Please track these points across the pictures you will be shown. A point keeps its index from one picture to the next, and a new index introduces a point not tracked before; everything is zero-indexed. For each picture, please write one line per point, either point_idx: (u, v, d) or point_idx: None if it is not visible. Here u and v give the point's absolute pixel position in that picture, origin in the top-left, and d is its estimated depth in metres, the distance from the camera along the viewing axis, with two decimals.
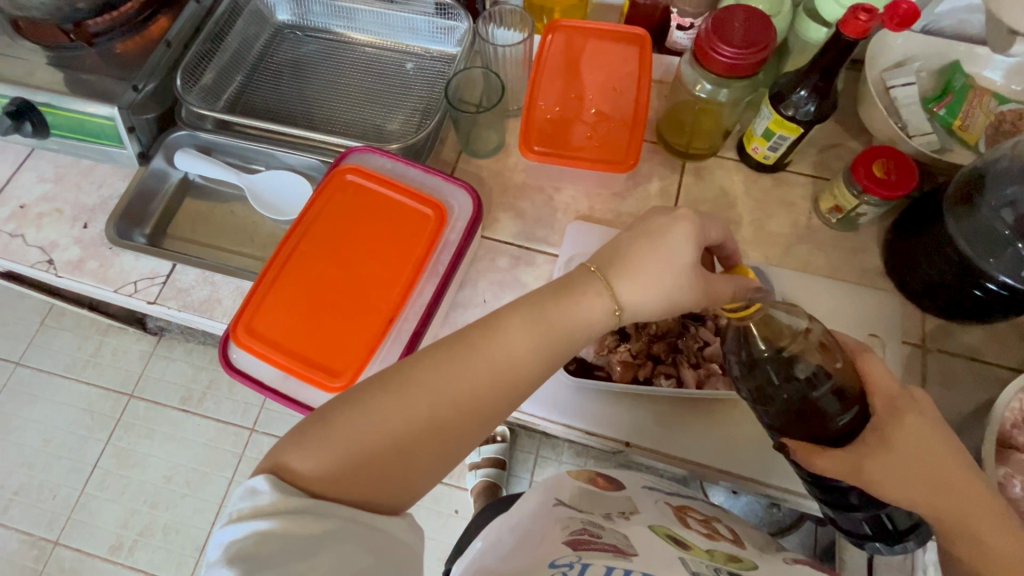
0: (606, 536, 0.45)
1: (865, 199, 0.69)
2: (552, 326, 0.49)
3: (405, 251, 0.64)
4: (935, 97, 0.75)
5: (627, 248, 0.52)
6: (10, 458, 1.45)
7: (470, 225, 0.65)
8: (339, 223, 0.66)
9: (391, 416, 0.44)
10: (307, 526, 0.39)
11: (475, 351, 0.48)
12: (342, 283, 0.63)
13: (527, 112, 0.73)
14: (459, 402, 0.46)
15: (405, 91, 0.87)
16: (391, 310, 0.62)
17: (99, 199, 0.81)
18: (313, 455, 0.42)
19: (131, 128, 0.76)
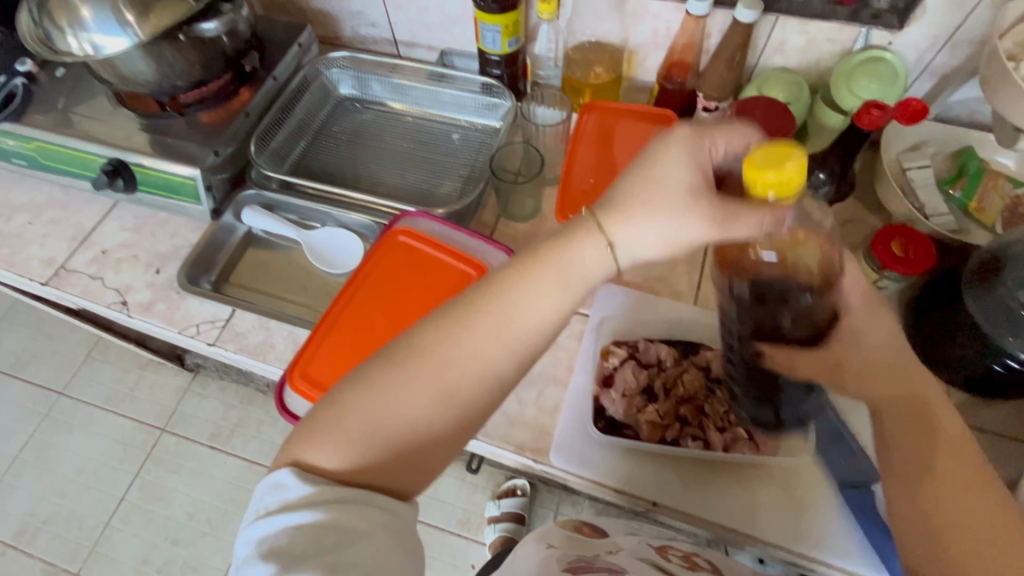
0: (598, 562, 0.53)
1: (884, 274, 0.72)
2: (546, 284, 0.49)
3: None
4: (951, 179, 0.79)
5: (626, 189, 0.50)
6: (44, 485, 1.50)
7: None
8: (388, 279, 0.72)
9: (394, 399, 0.45)
10: (342, 515, 0.42)
11: (470, 317, 0.48)
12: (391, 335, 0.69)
13: (564, 184, 0.82)
14: (460, 375, 0.47)
15: (451, 159, 0.96)
16: None
17: (171, 247, 0.90)
18: (331, 450, 0.44)
19: (208, 187, 0.86)
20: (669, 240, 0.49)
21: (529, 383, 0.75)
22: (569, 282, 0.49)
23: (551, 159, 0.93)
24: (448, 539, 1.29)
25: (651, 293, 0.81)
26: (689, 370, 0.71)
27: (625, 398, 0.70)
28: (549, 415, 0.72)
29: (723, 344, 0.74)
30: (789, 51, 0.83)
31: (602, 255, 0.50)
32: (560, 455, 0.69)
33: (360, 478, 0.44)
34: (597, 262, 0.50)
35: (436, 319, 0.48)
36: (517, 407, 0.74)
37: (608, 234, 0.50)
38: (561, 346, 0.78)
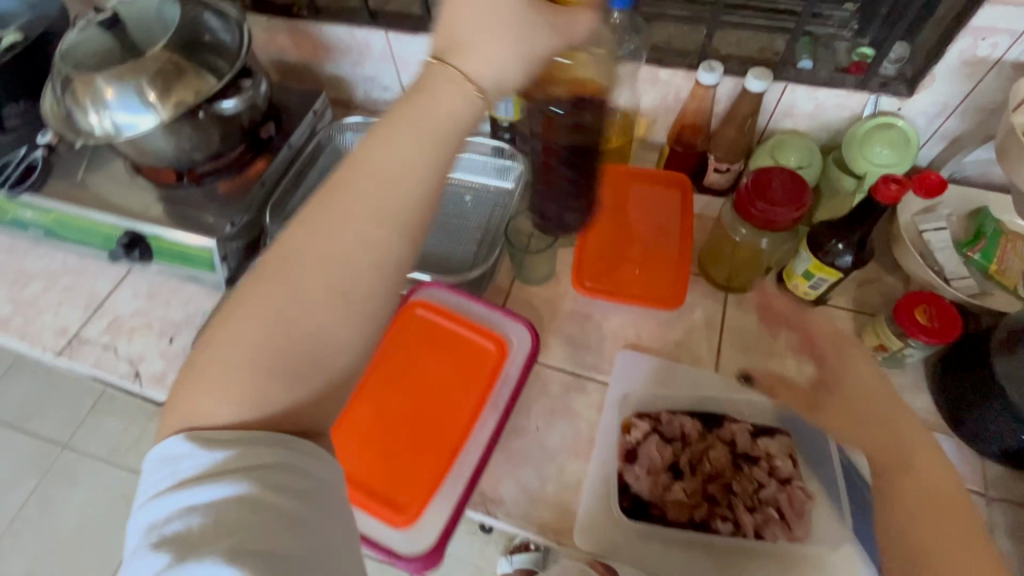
0: None
1: (908, 341, 0.71)
2: (423, 141, 0.44)
3: (467, 384, 0.69)
4: (968, 242, 0.78)
5: (456, 17, 0.45)
6: (46, 541, 1.47)
7: (528, 359, 0.70)
8: (406, 356, 0.72)
9: (279, 311, 0.40)
10: (244, 490, 0.36)
11: (361, 193, 0.42)
12: (413, 414, 0.68)
13: (579, 250, 0.82)
14: (356, 270, 0.41)
15: (463, 221, 0.96)
16: (454, 444, 0.66)
17: (185, 315, 0.90)
18: (225, 398, 0.39)
19: (224, 257, 0.86)
20: (516, 61, 0.46)
21: (550, 457, 0.73)
22: (446, 137, 0.45)
23: None
24: None
25: (670, 359, 0.79)
26: (714, 446, 0.69)
27: (648, 475, 0.69)
28: (571, 491, 0.70)
29: (747, 414, 0.73)
30: (799, 115, 0.84)
31: (457, 96, 0.45)
32: (585, 538, 0.67)
33: (272, 412, 0.40)
34: (449, 121, 0.45)
35: (320, 204, 0.42)
36: (537, 484, 0.72)
37: (444, 72, 0.45)
38: (580, 417, 0.76)
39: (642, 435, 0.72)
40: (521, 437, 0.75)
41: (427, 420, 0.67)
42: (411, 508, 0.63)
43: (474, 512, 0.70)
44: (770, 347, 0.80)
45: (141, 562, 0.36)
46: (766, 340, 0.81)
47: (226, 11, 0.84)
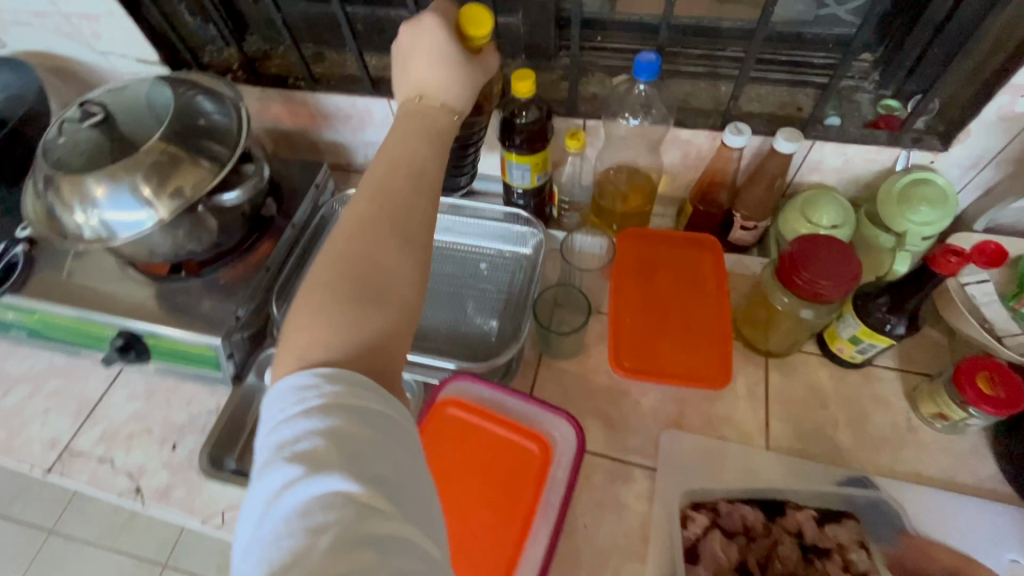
0: None
1: (971, 410, 0.68)
2: (427, 134, 0.57)
3: (512, 493, 0.64)
4: (1013, 294, 0.75)
5: (428, 63, 0.60)
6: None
7: (575, 460, 0.64)
8: (441, 463, 0.66)
9: (347, 256, 0.47)
10: (357, 423, 0.38)
11: (386, 175, 0.53)
12: (459, 531, 0.62)
13: (613, 325, 0.78)
14: (400, 204, 0.51)
15: (480, 293, 0.90)
16: (505, 567, 0.60)
17: (188, 417, 0.83)
18: (314, 329, 0.43)
19: (230, 355, 0.79)
20: (456, 69, 0.60)
21: (602, 560, 0.68)
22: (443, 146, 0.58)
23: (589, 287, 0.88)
24: None
25: (718, 438, 0.75)
26: (783, 541, 0.65)
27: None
28: None
29: (810, 500, 0.68)
30: (827, 170, 0.81)
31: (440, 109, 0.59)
32: None
33: (358, 345, 0.43)
34: (445, 118, 0.60)
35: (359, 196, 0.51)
36: None
37: (418, 119, 0.58)
38: (630, 510, 0.71)
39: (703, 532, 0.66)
40: (569, 539, 0.69)
41: (476, 535, 0.62)
42: None
43: None
44: (819, 416, 0.76)
45: (271, 477, 0.37)
46: (814, 409, 0.77)
47: (221, 92, 0.79)
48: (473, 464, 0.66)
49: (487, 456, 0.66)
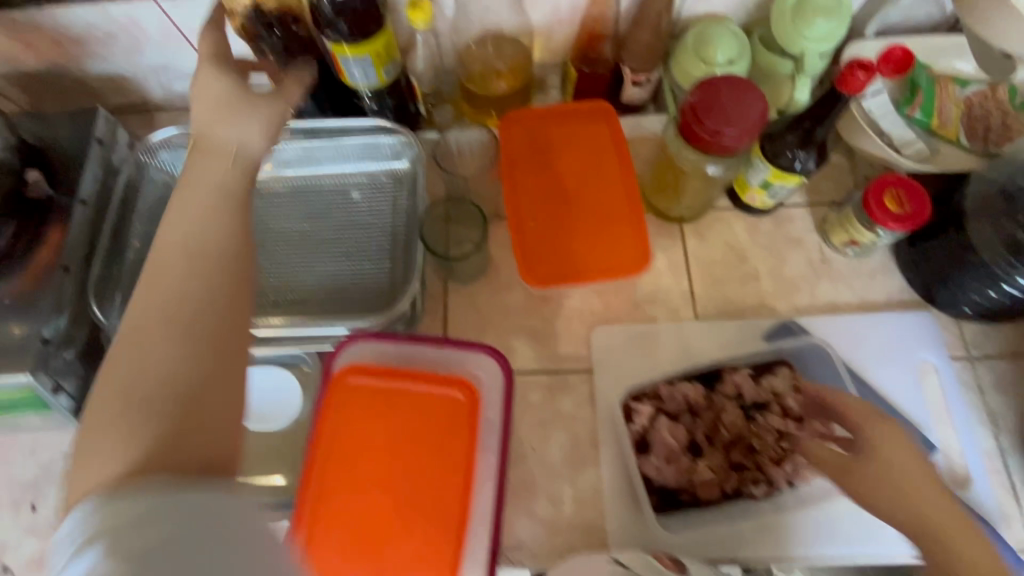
0: None
1: (878, 231, 0.67)
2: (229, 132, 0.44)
3: (446, 448, 0.57)
4: (907, 99, 0.72)
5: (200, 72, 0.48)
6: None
7: (506, 398, 0.58)
8: (356, 441, 0.57)
9: (143, 303, 0.36)
10: (135, 519, 0.27)
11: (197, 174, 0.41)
12: (395, 511, 0.55)
13: (516, 234, 0.67)
14: (221, 218, 0.40)
15: (361, 228, 0.76)
16: (456, 532, 0.54)
17: (38, 468, 0.66)
18: (108, 408, 0.33)
19: (55, 388, 0.62)
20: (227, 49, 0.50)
21: (556, 477, 0.65)
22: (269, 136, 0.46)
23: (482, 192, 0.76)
24: None
25: (648, 321, 0.71)
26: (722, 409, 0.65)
27: (664, 465, 0.63)
28: (591, 507, 0.64)
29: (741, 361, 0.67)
30: None
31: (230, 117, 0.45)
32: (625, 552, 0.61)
33: (160, 411, 0.32)
34: (222, 106, 0.46)
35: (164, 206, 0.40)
36: (553, 511, 0.64)
37: (214, 119, 0.45)
38: (574, 418, 0.67)
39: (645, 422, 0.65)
40: (518, 466, 0.65)
41: (415, 506, 0.55)
42: None
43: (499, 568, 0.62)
44: (739, 271, 0.74)
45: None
46: (734, 265, 0.74)
47: None
48: (394, 433, 0.57)
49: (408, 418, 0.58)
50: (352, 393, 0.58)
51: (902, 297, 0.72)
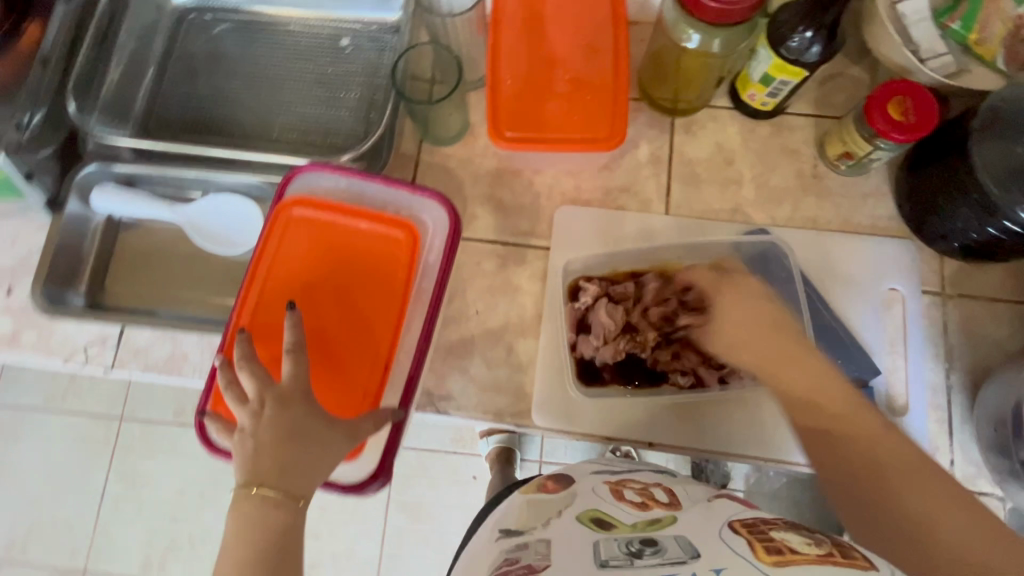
0: (528, 552, 0.49)
1: (878, 143, 0.62)
2: (280, 472, 0.47)
3: (382, 281, 0.60)
4: (948, 8, 0.64)
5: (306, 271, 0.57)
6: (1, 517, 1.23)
7: (449, 243, 0.60)
8: (296, 263, 0.60)
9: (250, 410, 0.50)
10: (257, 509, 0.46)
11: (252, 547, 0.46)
12: (319, 337, 0.58)
13: (492, 90, 0.65)
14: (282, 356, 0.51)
15: (345, 75, 0.74)
16: (381, 356, 0.57)
17: (15, 257, 0.70)
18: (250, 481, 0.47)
19: (28, 175, 0.65)
20: None
21: (496, 341, 0.66)
22: (330, 446, 0.50)
23: (471, 56, 0.73)
24: (446, 460, 1.24)
25: (616, 210, 0.69)
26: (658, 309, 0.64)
27: (592, 343, 0.64)
28: (523, 373, 0.65)
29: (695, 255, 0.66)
30: None
31: (280, 476, 0.47)
32: (545, 414, 0.64)
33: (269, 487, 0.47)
34: None
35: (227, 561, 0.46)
36: (486, 371, 0.65)
37: (244, 427, 0.49)
38: (524, 290, 0.67)
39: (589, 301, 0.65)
40: (460, 326, 0.66)
41: (347, 330, 0.58)
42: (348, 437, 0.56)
43: (424, 412, 0.64)
44: (723, 174, 0.70)
45: None
46: (719, 167, 0.71)
47: None
48: (331, 275, 0.60)
49: (342, 255, 0.60)
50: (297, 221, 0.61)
51: (889, 225, 0.68)
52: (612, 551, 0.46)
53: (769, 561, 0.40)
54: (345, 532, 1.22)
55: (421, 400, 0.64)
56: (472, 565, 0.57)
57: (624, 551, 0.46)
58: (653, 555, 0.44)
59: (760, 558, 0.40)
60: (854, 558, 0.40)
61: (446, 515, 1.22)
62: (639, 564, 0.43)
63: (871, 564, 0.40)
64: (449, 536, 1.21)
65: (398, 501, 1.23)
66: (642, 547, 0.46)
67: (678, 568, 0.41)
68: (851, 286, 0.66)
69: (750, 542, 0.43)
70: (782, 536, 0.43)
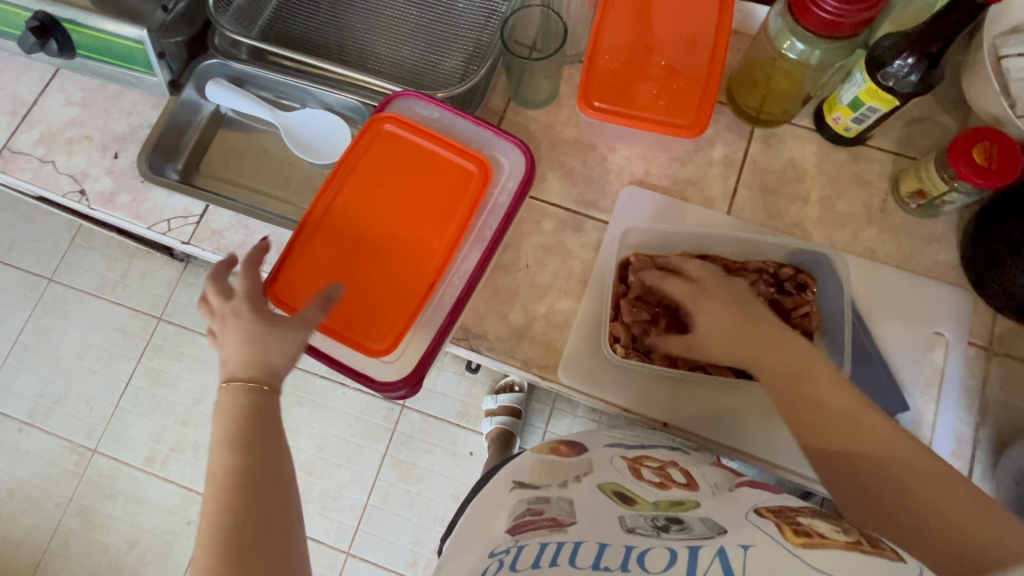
0: (551, 508, 0.52)
1: (955, 185, 0.62)
2: (250, 365, 0.52)
3: (448, 207, 0.65)
4: None
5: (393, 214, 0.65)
6: (31, 383, 1.32)
7: (519, 187, 0.65)
8: (378, 174, 0.66)
9: (231, 356, 0.53)
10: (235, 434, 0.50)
11: (234, 428, 0.50)
12: (387, 240, 0.64)
13: (589, 62, 0.68)
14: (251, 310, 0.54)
15: (453, 27, 0.77)
16: (433, 275, 0.62)
17: (129, 127, 0.77)
18: (227, 414, 0.51)
19: (161, 54, 0.71)
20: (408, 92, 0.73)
21: (539, 295, 0.69)
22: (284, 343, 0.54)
23: (575, 31, 0.77)
24: (448, 430, 1.27)
25: (681, 200, 0.72)
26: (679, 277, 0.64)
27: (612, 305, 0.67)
28: (558, 330, 0.68)
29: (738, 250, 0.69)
30: None
31: (254, 370, 0.52)
32: (569, 372, 0.66)
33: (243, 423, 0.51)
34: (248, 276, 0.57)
35: (213, 450, 0.50)
36: (523, 321, 0.68)
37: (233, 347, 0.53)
38: (575, 256, 0.70)
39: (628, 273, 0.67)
40: (508, 275, 0.70)
41: (408, 241, 0.64)
42: (388, 339, 0.61)
43: (458, 346, 0.68)
44: (792, 190, 0.72)
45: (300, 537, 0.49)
46: (789, 182, 0.72)
47: None
48: (408, 194, 0.65)
49: (431, 170, 0.66)
50: (401, 129, 0.67)
51: (948, 273, 0.68)
52: (638, 522, 0.47)
53: (797, 542, 0.39)
54: (337, 475, 1.25)
55: (457, 333, 0.68)
56: (485, 509, 0.61)
57: (650, 524, 0.47)
58: (679, 531, 0.45)
59: (788, 538, 0.40)
60: (883, 547, 0.39)
61: (435, 483, 1.24)
62: (665, 537, 0.44)
63: (897, 555, 0.38)
64: (433, 504, 1.23)
65: (392, 458, 1.25)
66: (667, 524, 0.47)
67: (706, 542, 0.42)
68: (895, 322, 0.66)
69: (779, 525, 0.42)
70: (810, 522, 0.43)
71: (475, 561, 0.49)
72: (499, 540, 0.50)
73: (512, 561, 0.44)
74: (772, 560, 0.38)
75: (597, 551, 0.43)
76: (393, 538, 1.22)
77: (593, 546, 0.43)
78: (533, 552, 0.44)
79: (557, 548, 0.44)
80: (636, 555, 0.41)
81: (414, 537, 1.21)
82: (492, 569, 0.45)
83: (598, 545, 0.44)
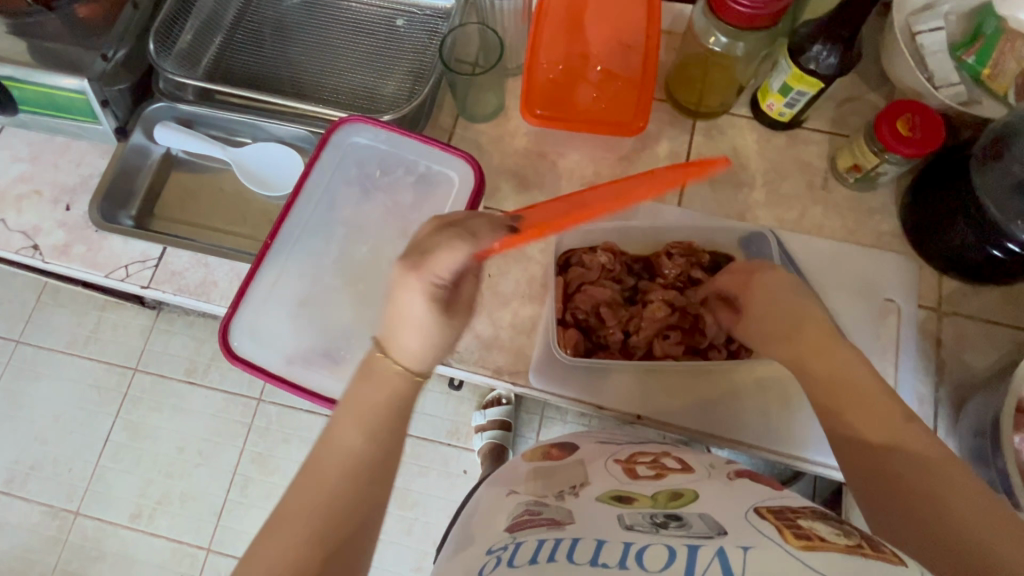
0: (550, 511, 0.52)
1: (886, 157, 0.65)
2: (427, 356, 0.47)
3: None
4: (964, 44, 0.68)
5: None
6: (5, 451, 1.27)
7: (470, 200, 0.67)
8: None
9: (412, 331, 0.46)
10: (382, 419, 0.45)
11: (385, 414, 0.45)
12: None
13: (528, 73, 0.71)
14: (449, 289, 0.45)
15: (396, 52, 0.79)
16: None
17: (79, 177, 0.77)
18: (377, 391, 0.46)
19: (104, 102, 0.71)
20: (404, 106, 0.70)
21: (503, 304, 0.70)
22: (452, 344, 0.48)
23: (513, 46, 0.79)
24: (439, 450, 1.26)
25: None
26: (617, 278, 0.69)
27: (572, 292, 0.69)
28: (526, 336, 0.69)
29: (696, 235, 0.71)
30: None
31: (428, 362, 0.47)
32: (541, 375, 0.67)
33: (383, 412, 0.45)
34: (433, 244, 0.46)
35: (346, 424, 0.44)
36: (490, 330, 0.69)
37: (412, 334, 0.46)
38: (535, 261, 0.71)
39: (571, 264, 0.70)
40: None
41: None
42: None
43: None
44: (737, 177, 0.74)
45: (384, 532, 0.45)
46: (734, 170, 0.74)
47: None
48: None
49: None
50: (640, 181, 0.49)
51: (893, 242, 0.71)
52: (636, 519, 0.46)
53: (799, 546, 0.38)
54: None
55: None
56: (480, 509, 0.60)
57: (647, 521, 0.46)
58: (678, 528, 0.44)
59: (789, 542, 0.38)
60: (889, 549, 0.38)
61: (432, 506, 1.22)
62: (663, 532, 0.43)
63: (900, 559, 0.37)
64: (431, 528, 1.21)
65: None
66: (666, 520, 0.46)
67: (705, 540, 0.41)
68: (848, 293, 0.69)
69: (780, 528, 0.41)
70: (811, 525, 0.41)
71: (473, 557, 0.49)
72: (497, 538, 0.50)
73: (510, 557, 0.44)
74: (771, 564, 0.36)
75: (596, 547, 0.43)
76: (393, 566, 1.20)
77: (592, 543, 0.43)
78: (528, 550, 0.44)
79: (556, 544, 0.44)
80: (635, 551, 0.41)
81: (414, 563, 1.20)
82: (490, 565, 0.45)
83: (598, 541, 0.43)
